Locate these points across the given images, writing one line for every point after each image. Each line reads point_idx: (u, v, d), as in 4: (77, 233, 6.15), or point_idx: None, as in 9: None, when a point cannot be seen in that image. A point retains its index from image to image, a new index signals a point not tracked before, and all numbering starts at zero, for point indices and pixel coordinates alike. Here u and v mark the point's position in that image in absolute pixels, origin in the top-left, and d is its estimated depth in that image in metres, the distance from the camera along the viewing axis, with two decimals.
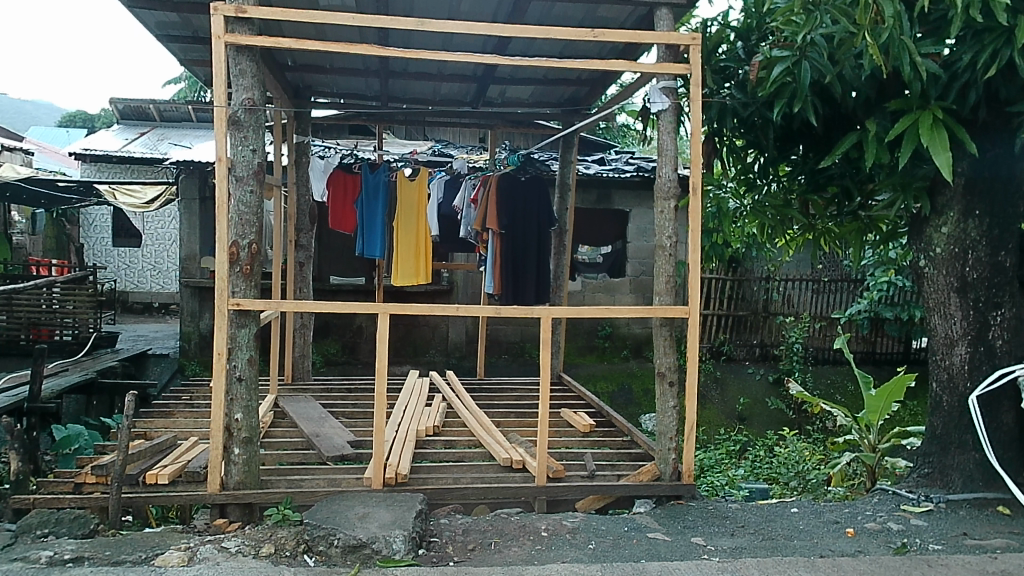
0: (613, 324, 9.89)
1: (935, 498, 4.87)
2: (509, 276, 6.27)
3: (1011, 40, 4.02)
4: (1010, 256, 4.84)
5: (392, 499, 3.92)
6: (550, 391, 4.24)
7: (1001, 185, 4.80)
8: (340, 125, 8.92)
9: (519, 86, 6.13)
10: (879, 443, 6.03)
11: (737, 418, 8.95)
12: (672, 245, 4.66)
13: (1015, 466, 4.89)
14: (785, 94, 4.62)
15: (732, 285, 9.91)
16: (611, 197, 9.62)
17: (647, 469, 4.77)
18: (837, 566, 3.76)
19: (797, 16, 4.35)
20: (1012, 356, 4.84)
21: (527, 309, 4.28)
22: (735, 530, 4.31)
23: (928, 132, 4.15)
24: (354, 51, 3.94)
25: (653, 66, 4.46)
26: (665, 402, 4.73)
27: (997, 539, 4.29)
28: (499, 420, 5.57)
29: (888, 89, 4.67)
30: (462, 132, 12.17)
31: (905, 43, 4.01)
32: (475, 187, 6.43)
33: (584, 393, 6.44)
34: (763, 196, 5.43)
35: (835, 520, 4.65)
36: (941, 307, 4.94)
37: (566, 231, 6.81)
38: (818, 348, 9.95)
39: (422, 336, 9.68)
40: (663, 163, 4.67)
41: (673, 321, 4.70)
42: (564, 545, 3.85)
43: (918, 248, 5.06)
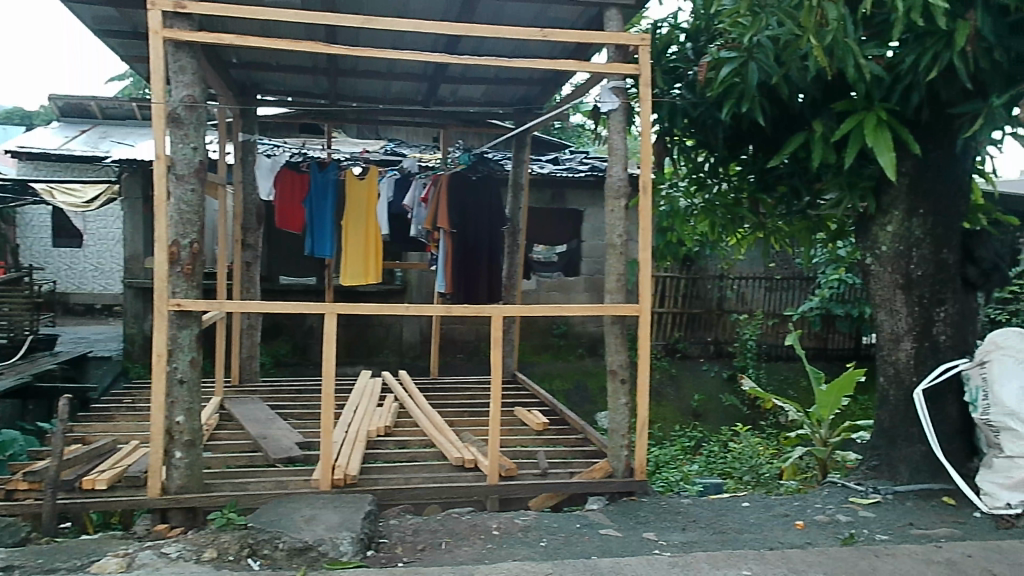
0: (569, 323, 9.91)
1: (882, 491, 4.99)
2: (460, 275, 6.26)
3: (950, 44, 4.14)
4: (953, 253, 4.94)
5: (340, 501, 3.88)
6: (501, 391, 4.23)
7: (945, 183, 4.91)
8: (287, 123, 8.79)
9: (471, 86, 6.12)
10: (829, 437, 6.16)
11: (691, 414, 9.06)
12: (623, 244, 4.69)
13: (959, 457, 5.03)
14: (733, 95, 4.73)
15: (686, 283, 9.98)
16: (566, 196, 9.64)
17: (600, 466, 4.81)
18: (786, 560, 3.85)
19: (743, 17, 4.48)
20: (956, 351, 4.97)
21: (477, 308, 4.26)
22: (687, 525, 4.36)
23: (872, 132, 4.28)
24: (300, 48, 3.89)
25: (603, 66, 4.49)
26: (616, 400, 4.75)
27: (941, 528, 4.41)
28: (451, 420, 5.55)
29: (834, 90, 4.79)
30: (414, 131, 12.12)
31: (849, 45, 4.12)
32: (425, 187, 6.46)
33: (538, 391, 6.45)
34: (713, 196, 5.55)
35: (785, 513, 4.72)
36: (888, 304, 5.06)
37: (519, 230, 6.81)
38: (771, 344, 10.12)
39: (376, 336, 9.60)
40: (612, 162, 4.67)
41: (624, 319, 4.74)
42: (515, 544, 3.85)
43: (865, 246, 5.19)
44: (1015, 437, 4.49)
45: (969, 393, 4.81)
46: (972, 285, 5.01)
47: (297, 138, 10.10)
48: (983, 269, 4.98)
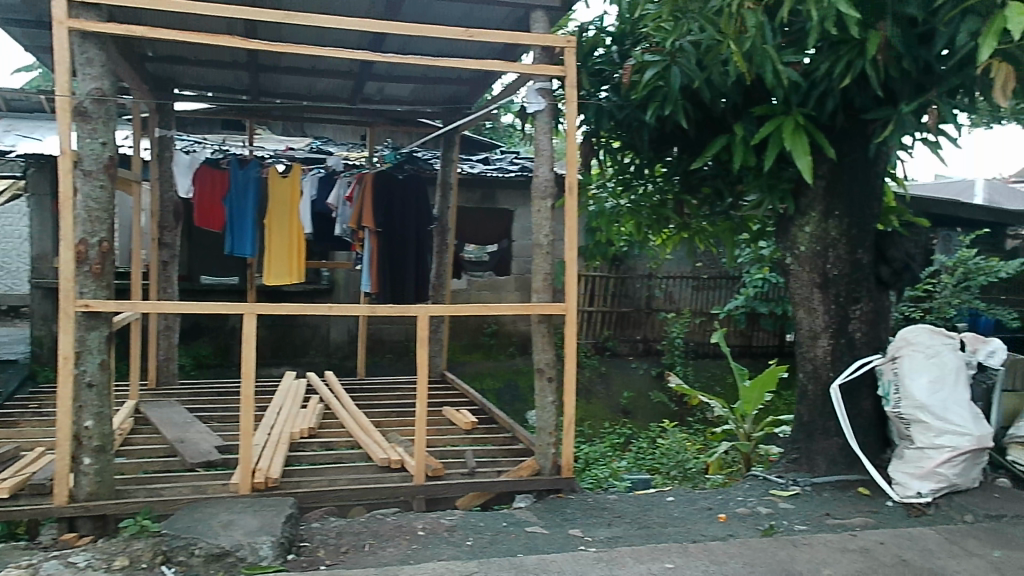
0: (499, 322, 9.94)
1: (801, 483, 5.17)
2: (386, 275, 6.22)
3: (862, 53, 4.30)
4: (867, 254, 5.15)
5: (260, 505, 3.82)
6: (428, 391, 4.23)
7: (860, 185, 5.11)
8: (208, 119, 8.59)
9: (397, 83, 6.07)
10: (753, 432, 6.39)
11: (621, 411, 9.21)
12: (549, 243, 4.75)
13: (873, 449, 5.25)
14: (658, 98, 4.83)
15: (615, 283, 10.11)
16: (496, 196, 9.68)
17: (528, 465, 4.83)
18: (708, 552, 3.94)
19: (666, 22, 4.58)
20: (870, 347, 5.20)
21: (402, 309, 4.24)
22: (612, 520, 4.43)
23: (790, 136, 4.43)
24: (216, 42, 3.80)
25: (529, 66, 4.52)
26: (543, 398, 4.78)
27: (856, 518, 4.60)
28: (378, 420, 5.51)
29: (753, 94, 4.94)
30: (342, 129, 11.98)
31: (767, 52, 4.25)
32: (349, 186, 6.41)
33: (467, 391, 6.46)
34: (639, 196, 5.64)
35: (708, 506, 4.84)
36: (806, 302, 5.24)
37: (447, 229, 6.77)
38: (698, 342, 10.34)
39: (302, 337, 9.44)
40: (539, 162, 4.70)
41: (551, 318, 4.78)
42: (441, 543, 3.86)
43: (785, 246, 5.36)
44: (925, 428, 4.71)
45: (882, 389, 5.03)
46: (885, 284, 5.22)
47: (218, 134, 9.87)
48: (895, 268, 5.19)
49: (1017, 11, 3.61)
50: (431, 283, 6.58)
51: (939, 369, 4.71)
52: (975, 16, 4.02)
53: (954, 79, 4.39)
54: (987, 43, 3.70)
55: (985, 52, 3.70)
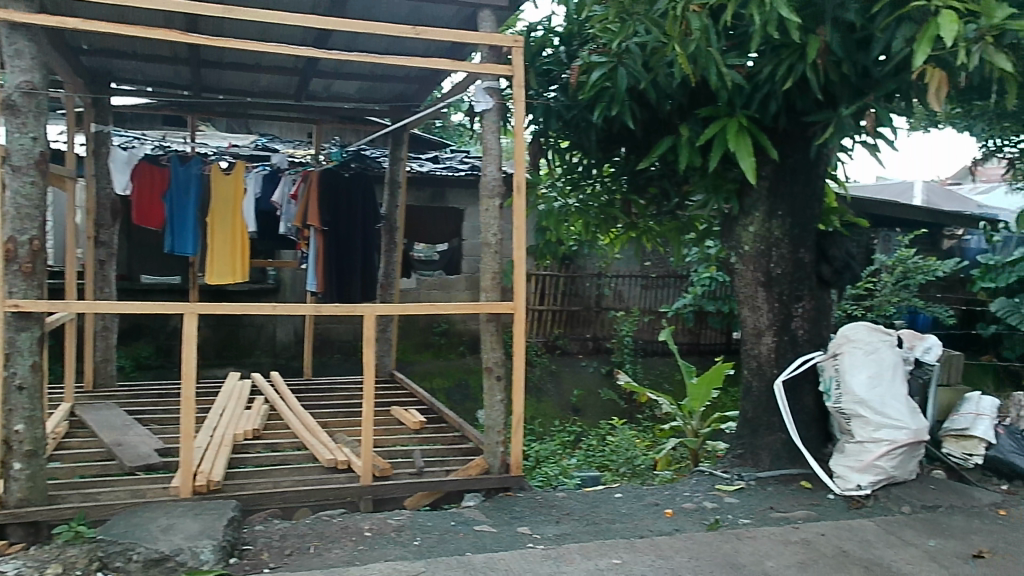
0: (449, 321, 9.93)
1: (746, 477, 5.28)
2: (332, 274, 6.19)
3: (803, 57, 4.41)
4: (809, 253, 5.28)
5: (201, 508, 3.75)
6: (374, 391, 4.21)
7: (802, 186, 5.23)
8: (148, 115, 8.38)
9: (344, 81, 6.01)
10: (700, 428, 6.48)
11: (571, 409, 9.29)
12: (497, 242, 4.76)
13: (815, 443, 5.39)
14: (605, 99, 4.88)
15: (565, 281, 10.17)
16: (446, 195, 9.67)
17: (476, 463, 4.83)
18: (654, 547, 4.00)
19: (612, 24, 4.63)
20: (812, 344, 5.34)
21: (348, 308, 4.21)
22: (560, 517, 4.46)
23: (735, 137, 4.52)
24: (154, 36, 3.71)
25: (476, 65, 4.52)
26: (492, 397, 4.80)
27: (798, 511, 4.71)
28: (325, 421, 5.46)
29: (698, 96, 5.03)
30: (289, 126, 11.81)
31: (712, 55, 4.33)
32: (294, 183, 6.40)
33: (416, 390, 6.43)
34: (587, 196, 5.68)
35: (655, 502, 4.90)
36: (750, 301, 5.35)
37: (396, 228, 6.72)
38: (647, 340, 10.45)
39: (247, 337, 9.29)
40: (487, 161, 4.70)
41: (500, 317, 4.79)
42: (387, 544, 3.84)
43: (730, 246, 5.46)
44: (864, 422, 4.85)
45: (824, 385, 5.17)
46: (826, 282, 5.35)
47: (159, 130, 9.64)
48: (836, 267, 5.33)
49: (948, 19, 3.75)
50: (378, 282, 6.54)
51: (878, 365, 4.87)
52: (910, 23, 4.16)
53: (890, 84, 4.53)
54: (921, 49, 3.83)
55: (919, 58, 3.83)
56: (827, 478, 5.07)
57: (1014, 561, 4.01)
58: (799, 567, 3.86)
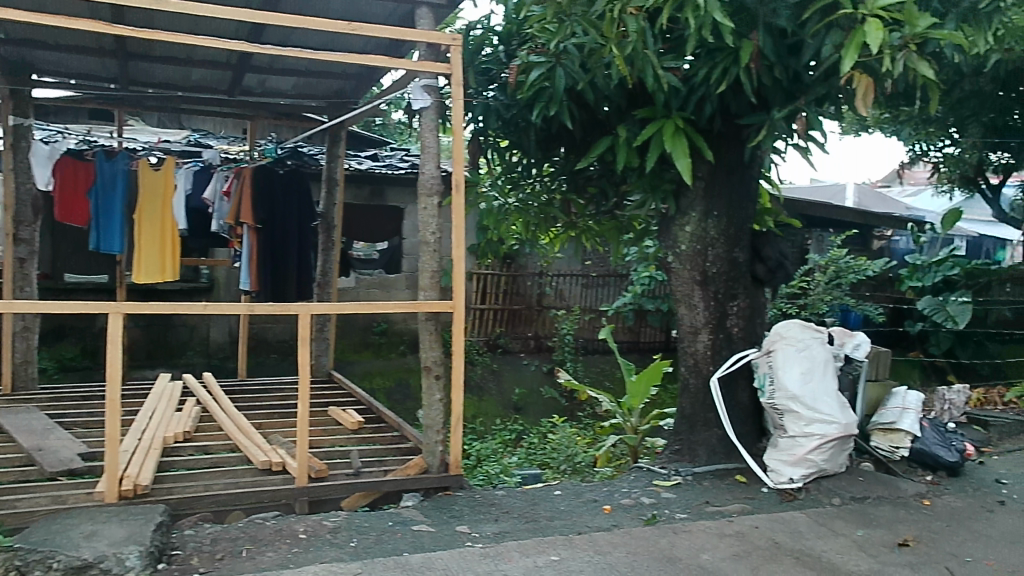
0: (389, 320, 9.85)
1: (683, 473, 5.37)
2: (266, 272, 6.09)
3: (737, 60, 4.52)
4: (743, 253, 5.40)
5: (127, 514, 3.66)
6: (310, 391, 4.16)
7: (736, 188, 5.35)
8: (72, 108, 8.09)
9: (280, 76, 5.92)
10: (639, 424, 6.55)
11: (512, 408, 9.32)
12: (436, 241, 4.73)
13: (750, 438, 5.52)
14: (543, 98, 4.91)
15: (506, 280, 10.19)
16: (385, 193, 9.59)
17: (415, 463, 4.81)
18: (593, 543, 4.05)
19: (550, 24, 4.67)
20: (747, 341, 5.47)
21: (283, 307, 4.16)
22: (499, 516, 4.47)
23: (671, 138, 4.60)
24: (76, 27, 3.59)
25: (414, 63, 4.50)
26: (431, 396, 4.78)
27: (732, 505, 4.82)
28: (260, 422, 5.37)
29: (636, 98, 5.10)
30: (223, 122, 11.56)
31: (648, 56, 4.40)
32: (228, 179, 6.26)
33: (355, 390, 6.37)
34: (527, 195, 5.70)
35: (594, 499, 4.95)
36: (687, 299, 5.45)
37: (333, 227, 6.63)
38: (588, 338, 10.54)
39: (178, 337, 9.07)
40: (425, 159, 4.69)
41: (439, 315, 4.79)
42: (324, 546, 3.79)
43: (666, 245, 5.54)
44: (797, 417, 5.00)
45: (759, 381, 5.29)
46: (760, 281, 5.48)
47: (85, 124, 9.32)
48: (770, 265, 5.46)
49: (874, 27, 3.89)
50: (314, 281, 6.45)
51: (810, 362, 5.01)
52: (839, 30, 4.30)
53: (821, 88, 4.67)
54: (849, 55, 3.96)
55: (847, 64, 3.96)
56: (759, 473, 5.22)
57: (936, 548, 4.19)
58: (734, 559, 3.95)
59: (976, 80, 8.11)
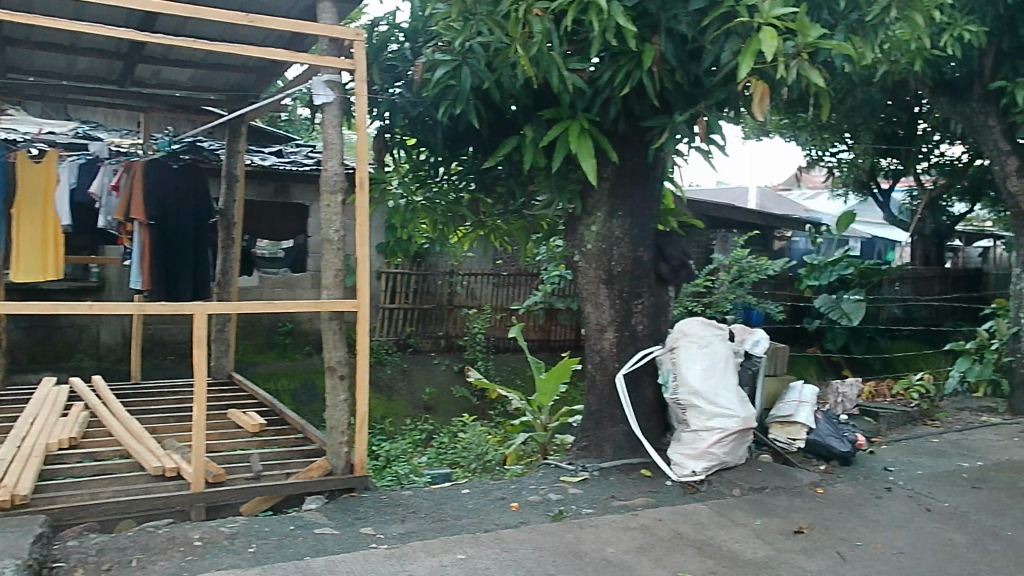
0: (295, 320, 9.65)
1: (590, 468, 5.46)
2: (158, 270, 5.88)
3: (639, 64, 4.62)
4: (647, 252, 5.53)
5: (4, 526, 3.46)
6: (206, 393, 4.02)
7: (640, 188, 5.47)
8: None
9: (175, 68, 5.73)
10: (548, 422, 6.63)
11: (422, 408, 9.29)
12: (339, 239, 4.65)
13: (654, 433, 5.66)
14: (449, 96, 4.90)
15: (417, 279, 10.13)
16: (290, 190, 9.37)
17: (319, 465, 4.74)
18: (500, 540, 4.08)
19: (455, 22, 4.68)
20: (651, 338, 5.59)
21: (177, 308, 4.01)
22: (405, 516, 4.44)
23: (576, 138, 4.68)
24: None
25: (313, 57, 4.40)
26: (335, 397, 4.71)
27: (637, 498, 4.93)
28: (153, 427, 5.17)
29: (542, 99, 5.15)
30: (115, 114, 11.06)
31: (553, 57, 4.46)
32: (116, 174, 5.98)
33: (257, 392, 6.19)
34: (435, 193, 5.67)
35: (502, 496, 4.98)
36: (593, 298, 5.55)
37: (233, 224, 6.45)
38: (499, 337, 10.59)
39: (66, 339, 8.62)
40: (328, 156, 4.61)
41: (343, 314, 4.71)
42: (220, 552, 3.68)
43: (573, 245, 5.63)
44: (698, 412, 5.15)
45: (663, 376, 5.43)
46: (664, 280, 5.61)
47: None
48: (673, 265, 5.61)
49: (769, 35, 4.04)
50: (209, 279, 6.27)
51: (711, 358, 5.18)
52: (737, 37, 4.44)
53: (721, 93, 4.83)
54: (745, 62, 4.12)
55: (744, 70, 4.10)
56: (660, 465, 5.36)
57: (828, 534, 4.40)
58: (637, 551, 4.04)
59: (866, 90, 8.56)
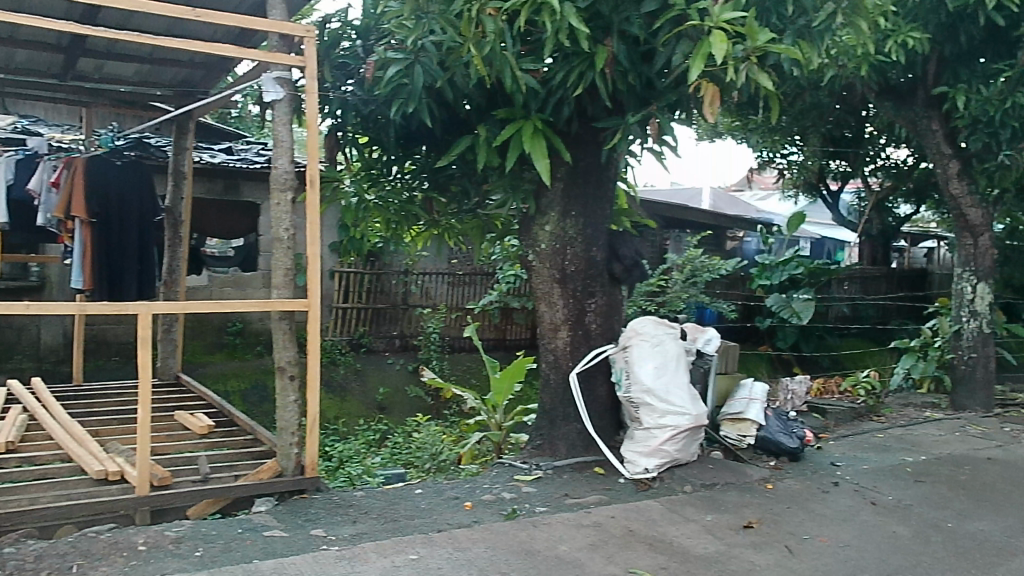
0: (245, 320, 9.52)
1: (543, 467, 5.49)
2: (100, 269, 5.74)
3: (592, 65, 4.65)
4: (600, 252, 5.56)
5: None
6: (151, 395, 3.94)
7: (593, 188, 5.50)
8: None
9: (120, 62, 5.60)
10: (503, 421, 6.65)
11: (376, 408, 9.22)
12: (290, 238, 4.59)
13: (607, 431, 5.71)
14: (402, 95, 4.88)
15: (371, 278, 10.06)
16: (240, 188, 9.29)
17: (268, 467, 4.66)
18: (452, 539, 4.08)
19: (407, 21, 4.67)
20: (605, 337, 5.64)
21: (121, 307, 3.92)
22: (357, 517, 4.41)
23: (530, 138, 4.70)
24: None
25: (263, 53, 4.34)
26: (285, 397, 4.64)
27: (590, 496, 4.97)
28: (96, 429, 5.05)
29: (496, 98, 5.16)
30: (57, 109, 10.77)
31: (506, 58, 4.47)
32: (56, 170, 5.80)
33: (206, 393, 6.09)
34: (388, 192, 5.63)
35: (455, 496, 4.98)
36: (547, 297, 5.57)
37: (180, 222, 6.32)
38: (454, 337, 10.57)
39: (5, 340, 8.36)
40: (278, 154, 4.55)
41: (293, 314, 4.66)
42: (166, 557, 3.61)
43: (527, 244, 5.65)
44: (651, 409, 5.21)
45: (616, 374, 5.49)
46: (617, 279, 5.65)
47: None
48: (626, 265, 5.64)
49: (719, 39, 4.11)
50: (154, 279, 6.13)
51: (663, 356, 5.24)
52: (688, 40, 4.51)
53: (673, 95, 4.89)
54: (696, 64, 4.18)
55: (694, 72, 4.16)
56: (614, 463, 5.41)
57: (777, 528, 4.49)
58: (590, 549, 4.08)
59: (815, 93, 8.76)
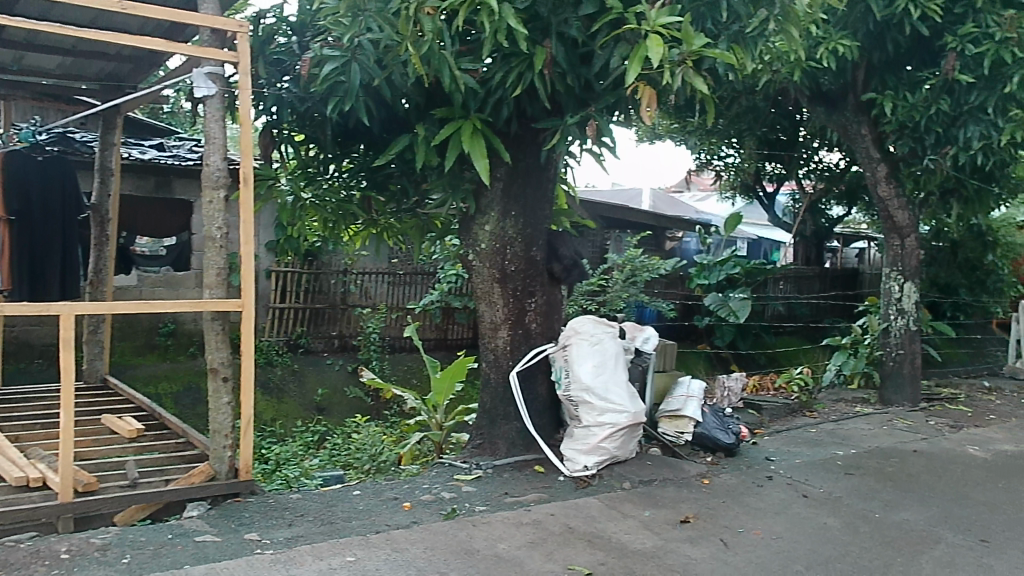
0: (177, 320, 9.31)
1: (483, 466, 5.49)
2: (19, 268, 5.51)
3: (531, 66, 4.67)
4: (540, 251, 5.59)
5: None
6: (74, 398, 3.83)
7: (533, 188, 5.53)
8: None
9: (42, 54, 5.40)
10: (443, 421, 6.62)
11: (315, 409, 9.09)
12: (223, 237, 4.49)
13: (547, 429, 5.75)
14: (339, 93, 4.83)
15: (309, 278, 9.94)
16: (172, 185, 9.07)
17: (201, 470, 4.52)
18: (390, 540, 4.06)
19: (343, 18, 4.62)
20: (544, 336, 5.68)
21: (41, 307, 3.78)
22: (293, 520, 4.34)
23: (469, 138, 4.70)
24: None
25: (193, 47, 4.24)
26: (219, 399, 4.55)
27: (529, 494, 5.00)
28: (16, 435, 4.86)
29: (435, 97, 5.14)
30: None
31: (443, 57, 4.47)
32: None
33: (134, 396, 5.92)
34: (324, 190, 5.56)
35: (394, 496, 4.94)
36: (487, 296, 5.59)
37: (107, 220, 6.10)
38: (395, 337, 10.50)
39: None
40: (210, 151, 4.45)
41: (226, 314, 4.57)
42: (91, 565, 3.50)
43: (467, 243, 5.65)
44: (590, 408, 5.27)
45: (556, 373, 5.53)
46: (556, 279, 5.69)
47: None
48: (565, 265, 5.68)
49: (655, 43, 4.18)
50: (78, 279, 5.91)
51: (601, 354, 5.31)
52: (625, 43, 4.56)
53: (610, 97, 4.94)
54: (633, 67, 4.23)
55: (631, 75, 4.22)
56: (553, 461, 5.46)
57: (711, 522, 4.59)
58: (528, 547, 4.10)
59: (749, 98, 8.97)
